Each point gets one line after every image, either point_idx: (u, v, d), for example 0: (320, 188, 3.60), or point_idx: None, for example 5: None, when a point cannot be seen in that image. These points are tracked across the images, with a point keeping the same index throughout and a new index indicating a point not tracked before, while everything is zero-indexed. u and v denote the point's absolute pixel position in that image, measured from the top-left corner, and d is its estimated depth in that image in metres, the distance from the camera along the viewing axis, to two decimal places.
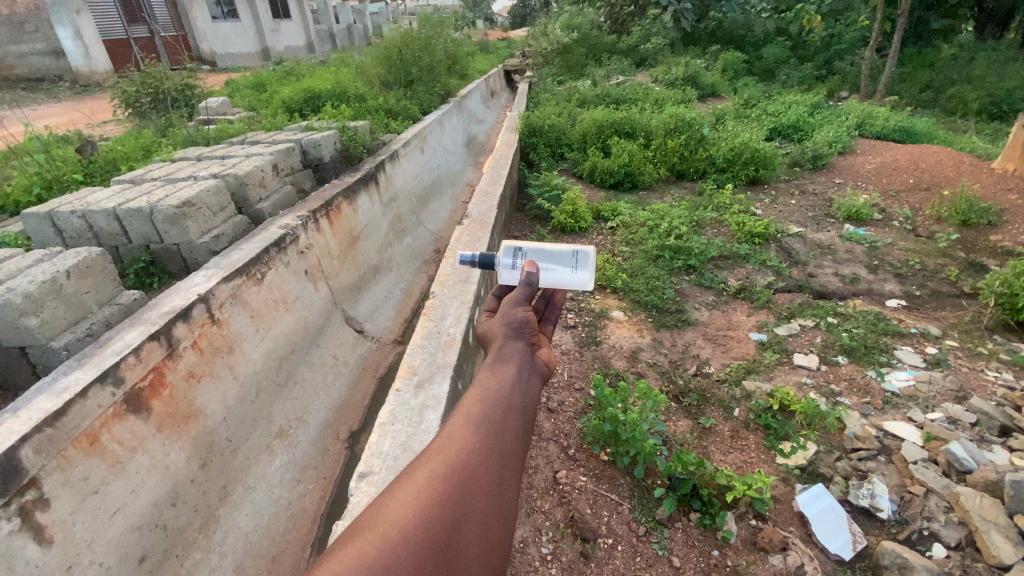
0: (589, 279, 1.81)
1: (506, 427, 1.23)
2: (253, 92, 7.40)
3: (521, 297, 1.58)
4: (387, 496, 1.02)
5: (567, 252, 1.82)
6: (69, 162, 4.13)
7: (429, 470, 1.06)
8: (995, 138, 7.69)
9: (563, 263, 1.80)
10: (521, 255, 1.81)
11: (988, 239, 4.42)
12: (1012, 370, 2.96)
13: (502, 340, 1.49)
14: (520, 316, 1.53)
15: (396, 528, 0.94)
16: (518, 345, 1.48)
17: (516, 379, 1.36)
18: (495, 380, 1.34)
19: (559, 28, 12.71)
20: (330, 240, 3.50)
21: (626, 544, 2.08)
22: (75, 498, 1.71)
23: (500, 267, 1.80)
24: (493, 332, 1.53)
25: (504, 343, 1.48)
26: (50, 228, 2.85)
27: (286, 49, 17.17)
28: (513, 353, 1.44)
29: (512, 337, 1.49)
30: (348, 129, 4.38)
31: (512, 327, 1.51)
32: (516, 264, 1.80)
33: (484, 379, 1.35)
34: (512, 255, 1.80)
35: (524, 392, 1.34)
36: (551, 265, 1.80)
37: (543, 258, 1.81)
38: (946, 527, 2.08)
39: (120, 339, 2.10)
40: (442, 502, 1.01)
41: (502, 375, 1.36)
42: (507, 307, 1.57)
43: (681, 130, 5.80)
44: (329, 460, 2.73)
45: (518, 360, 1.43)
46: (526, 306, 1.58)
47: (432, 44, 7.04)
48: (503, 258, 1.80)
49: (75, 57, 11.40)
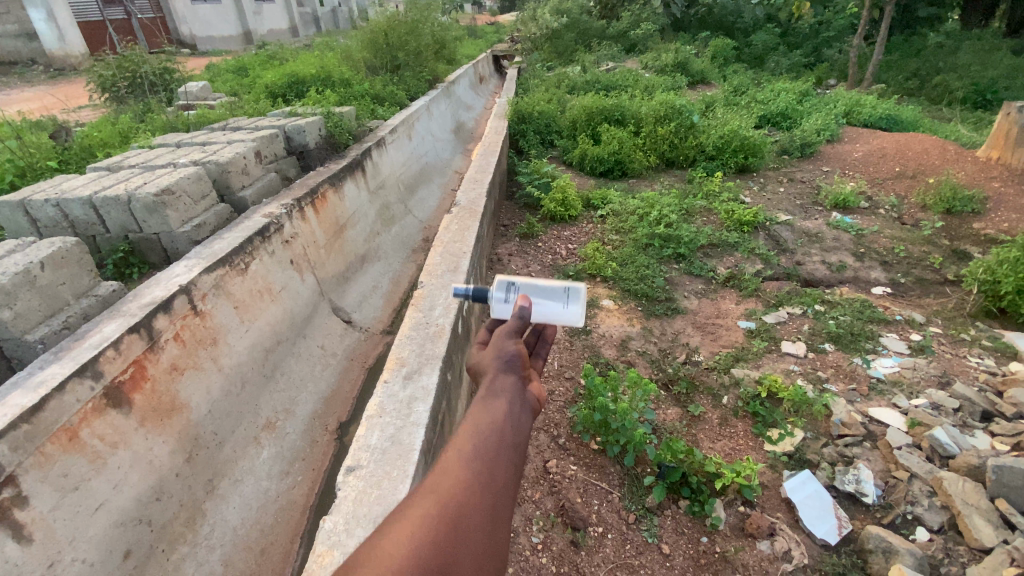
0: (581, 314, 1.73)
1: (499, 464, 1.19)
2: (234, 77, 7.19)
3: (512, 328, 1.58)
4: (379, 536, 0.99)
5: (559, 286, 1.74)
6: (43, 149, 4.02)
7: (421, 508, 1.04)
8: (979, 125, 7.78)
9: (554, 298, 1.73)
10: (513, 289, 1.76)
11: (972, 227, 4.48)
12: (994, 356, 3.01)
13: (494, 373, 1.45)
14: (511, 349, 1.51)
15: (387, 570, 0.91)
16: (510, 378, 1.44)
17: (508, 413, 1.32)
18: (485, 414, 1.31)
19: (548, 13, 12.54)
20: (316, 230, 3.43)
21: (616, 532, 2.09)
22: (55, 495, 1.67)
23: (492, 301, 1.76)
24: (484, 365, 1.50)
25: (495, 376, 1.44)
26: (24, 218, 2.78)
27: (268, 32, 16.50)
28: (505, 387, 1.41)
29: (504, 370, 1.46)
30: (333, 115, 4.28)
31: (503, 361, 1.48)
32: (509, 297, 1.76)
33: (475, 415, 1.31)
34: (505, 290, 1.75)
35: (516, 426, 1.31)
36: (544, 299, 1.74)
37: (537, 291, 1.75)
38: (929, 512, 2.11)
39: (99, 332, 2.05)
40: (434, 542, 0.98)
41: (494, 409, 1.33)
42: (498, 341, 1.55)
43: (671, 118, 5.79)
44: (318, 451, 2.69)
45: (509, 393, 1.39)
46: (516, 339, 1.56)
47: (419, 28, 6.88)
48: (497, 292, 1.76)
49: (48, 39, 11.08)
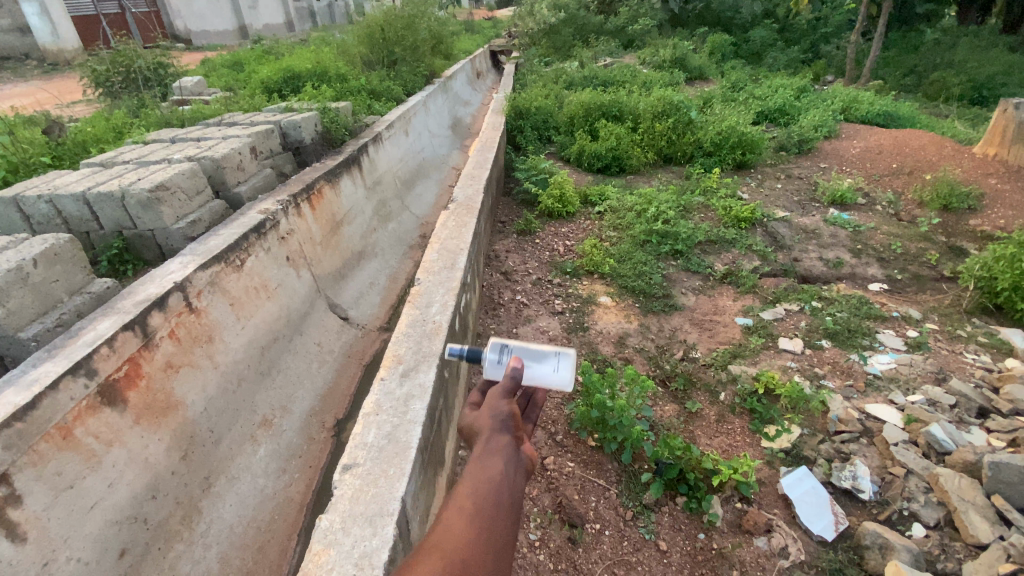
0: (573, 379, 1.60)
1: (492, 543, 1.16)
2: (229, 72, 7.15)
3: (504, 389, 1.49)
4: None
5: (551, 350, 1.61)
6: (37, 144, 3.99)
7: None
8: (976, 122, 7.80)
9: (547, 363, 1.60)
10: (507, 351, 1.63)
11: (968, 224, 4.49)
12: (990, 353, 3.03)
13: (488, 434, 1.39)
14: (505, 409, 1.44)
15: None
16: (505, 440, 1.38)
17: (502, 482, 1.28)
18: (480, 484, 1.26)
19: (546, 7, 12.48)
20: (312, 226, 3.42)
21: (613, 529, 2.09)
22: (49, 494, 1.66)
23: (484, 362, 1.64)
24: (477, 425, 1.43)
25: (490, 438, 1.38)
26: (17, 214, 2.75)
27: (264, 27, 16.30)
28: (499, 451, 1.35)
29: (499, 431, 1.40)
30: (328, 110, 4.25)
31: (498, 421, 1.41)
32: (502, 360, 1.63)
33: (469, 484, 1.26)
34: (498, 351, 1.62)
35: (512, 490, 1.28)
36: (536, 364, 1.61)
37: (530, 353, 1.62)
38: (926, 508, 2.12)
39: (93, 330, 2.03)
40: None
41: (488, 478, 1.28)
42: (492, 399, 1.47)
43: (669, 114, 5.76)
44: (314, 448, 2.68)
45: (504, 453, 1.34)
46: (511, 398, 1.49)
47: (416, 23, 6.83)
48: (489, 353, 1.64)
49: (42, 33, 11.00)
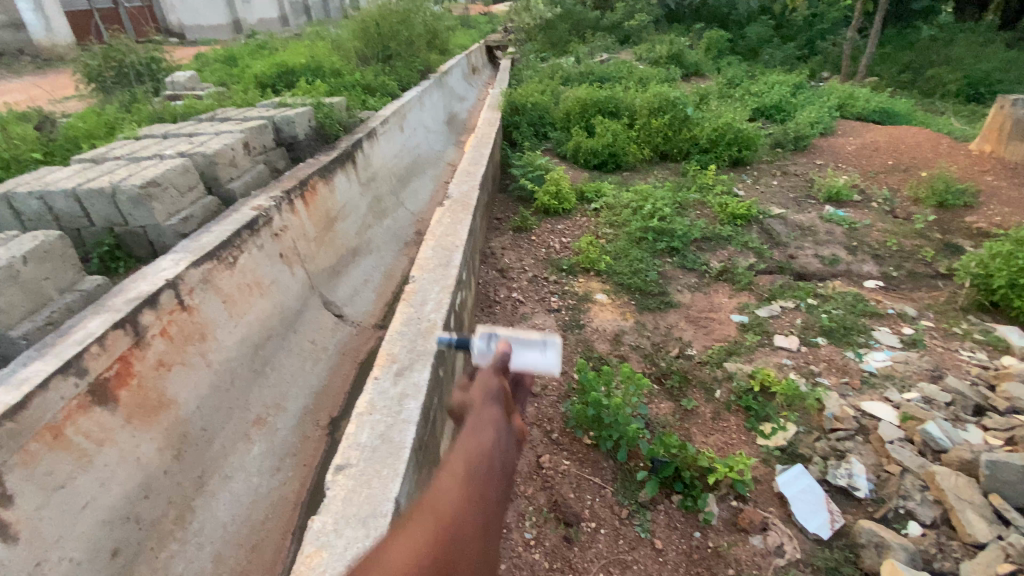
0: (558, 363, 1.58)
1: (486, 509, 1.09)
2: (223, 66, 7.08)
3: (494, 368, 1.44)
4: None
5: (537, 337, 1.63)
6: (27, 140, 3.94)
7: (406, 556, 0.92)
8: (971, 119, 7.82)
9: (532, 346, 1.61)
10: (495, 338, 1.68)
11: (964, 221, 4.49)
12: (986, 350, 3.03)
13: (479, 405, 1.32)
14: (497, 384, 1.38)
15: None
16: (496, 411, 1.32)
17: (495, 451, 1.21)
18: (472, 452, 1.19)
19: (543, 2, 12.42)
20: (306, 223, 3.39)
21: (609, 527, 2.09)
22: (40, 494, 1.64)
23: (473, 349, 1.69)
24: (467, 399, 1.37)
25: (481, 409, 1.31)
26: (7, 211, 2.72)
27: (258, 22, 15.93)
28: (491, 421, 1.28)
29: (490, 402, 1.33)
30: (322, 105, 4.21)
31: (490, 393, 1.35)
32: (490, 347, 1.68)
33: (460, 453, 1.19)
34: (486, 338, 1.68)
35: (505, 459, 1.22)
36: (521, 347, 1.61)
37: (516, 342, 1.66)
38: (922, 506, 2.12)
39: (83, 328, 2.01)
40: None
41: (480, 447, 1.21)
42: (484, 374, 1.42)
43: (665, 110, 5.72)
44: (309, 446, 2.66)
45: (496, 424, 1.27)
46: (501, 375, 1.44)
47: (411, 18, 6.78)
48: (478, 341, 1.70)
49: (34, 29, 10.88)
